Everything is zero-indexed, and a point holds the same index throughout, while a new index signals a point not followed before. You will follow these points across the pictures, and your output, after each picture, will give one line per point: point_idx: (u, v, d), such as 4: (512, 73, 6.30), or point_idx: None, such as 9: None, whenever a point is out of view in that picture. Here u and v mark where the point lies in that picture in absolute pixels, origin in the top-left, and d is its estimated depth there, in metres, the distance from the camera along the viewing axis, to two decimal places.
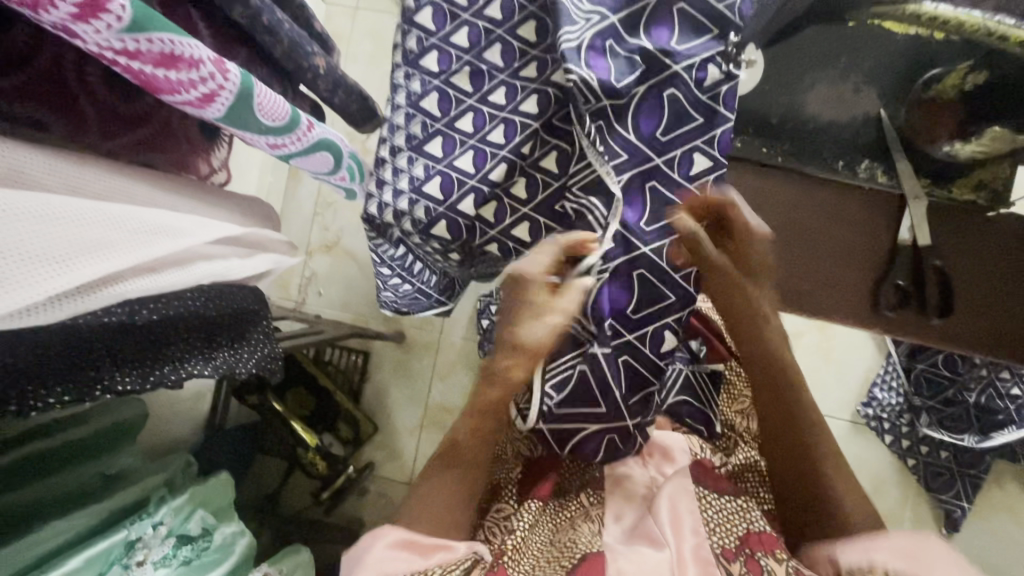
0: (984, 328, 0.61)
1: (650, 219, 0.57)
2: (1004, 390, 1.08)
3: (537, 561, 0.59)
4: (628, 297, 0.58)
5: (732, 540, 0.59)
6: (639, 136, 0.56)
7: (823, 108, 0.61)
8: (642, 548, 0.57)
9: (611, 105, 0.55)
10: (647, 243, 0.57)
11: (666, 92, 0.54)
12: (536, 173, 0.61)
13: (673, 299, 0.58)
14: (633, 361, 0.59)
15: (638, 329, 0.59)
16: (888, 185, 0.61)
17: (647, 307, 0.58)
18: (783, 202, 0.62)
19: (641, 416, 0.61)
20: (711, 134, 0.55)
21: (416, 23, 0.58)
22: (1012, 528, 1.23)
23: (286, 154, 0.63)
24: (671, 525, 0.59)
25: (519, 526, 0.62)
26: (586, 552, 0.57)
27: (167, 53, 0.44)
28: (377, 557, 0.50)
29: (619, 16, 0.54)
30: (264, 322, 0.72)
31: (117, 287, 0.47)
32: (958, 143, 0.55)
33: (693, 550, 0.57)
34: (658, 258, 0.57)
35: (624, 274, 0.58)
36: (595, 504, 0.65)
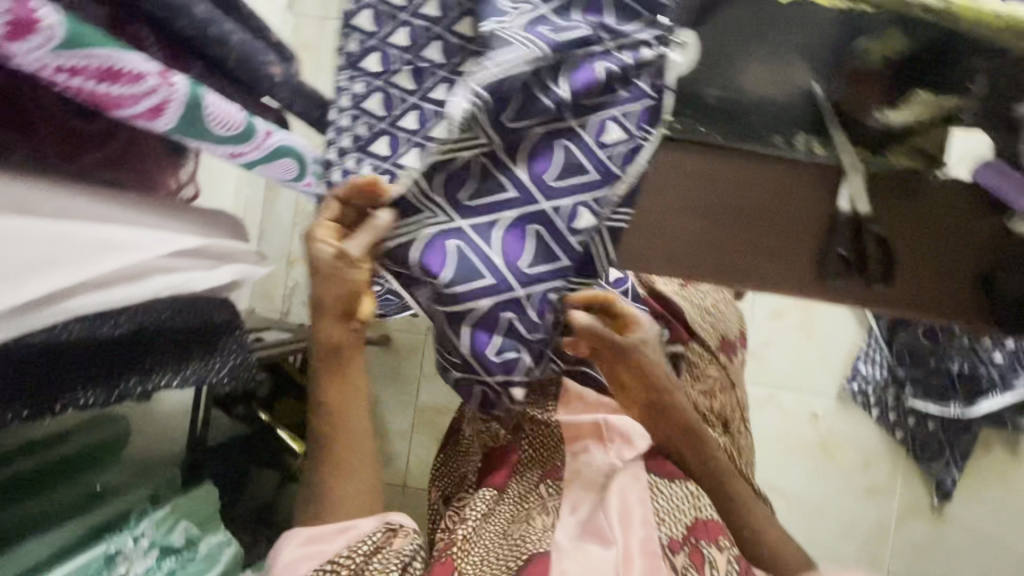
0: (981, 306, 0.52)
1: (558, 175, 0.53)
2: (986, 356, 1.10)
3: (489, 555, 0.64)
4: (520, 250, 0.55)
5: (679, 530, 0.67)
6: (569, 92, 0.51)
7: (765, 79, 0.52)
8: (593, 546, 0.63)
9: (550, 59, 0.50)
10: (547, 198, 0.54)
11: (597, 63, 0.51)
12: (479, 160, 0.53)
13: (569, 265, 0.55)
14: (517, 321, 0.56)
15: (526, 284, 0.55)
16: (829, 157, 0.52)
17: (540, 265, 0.55)
18: (728, 174, 0.51)
19: (505, 375, 0.58)
20: (630, 106, 0.52)
21: (357, 26, 0.60)
22: (1003, 494, 1.23)
23: (247, 164, 0.63)
24: (620, 520, 0.64)
25: (473, 516, 0.68)
26: (534, 552, 0.61)
27: (108, 68, 0.45)
28: (289, 556, 0.60)
29: (550, 8, 0.52)
30: (241, 330, 0.69)
31: (68, 302, 0.48)
32: (889, 109, 0.49)
33: (640, 543, 0.62)
34: (553, 215, 0.54)
35: (516, 228, 0.54)
36: (552, 496, 0.69)
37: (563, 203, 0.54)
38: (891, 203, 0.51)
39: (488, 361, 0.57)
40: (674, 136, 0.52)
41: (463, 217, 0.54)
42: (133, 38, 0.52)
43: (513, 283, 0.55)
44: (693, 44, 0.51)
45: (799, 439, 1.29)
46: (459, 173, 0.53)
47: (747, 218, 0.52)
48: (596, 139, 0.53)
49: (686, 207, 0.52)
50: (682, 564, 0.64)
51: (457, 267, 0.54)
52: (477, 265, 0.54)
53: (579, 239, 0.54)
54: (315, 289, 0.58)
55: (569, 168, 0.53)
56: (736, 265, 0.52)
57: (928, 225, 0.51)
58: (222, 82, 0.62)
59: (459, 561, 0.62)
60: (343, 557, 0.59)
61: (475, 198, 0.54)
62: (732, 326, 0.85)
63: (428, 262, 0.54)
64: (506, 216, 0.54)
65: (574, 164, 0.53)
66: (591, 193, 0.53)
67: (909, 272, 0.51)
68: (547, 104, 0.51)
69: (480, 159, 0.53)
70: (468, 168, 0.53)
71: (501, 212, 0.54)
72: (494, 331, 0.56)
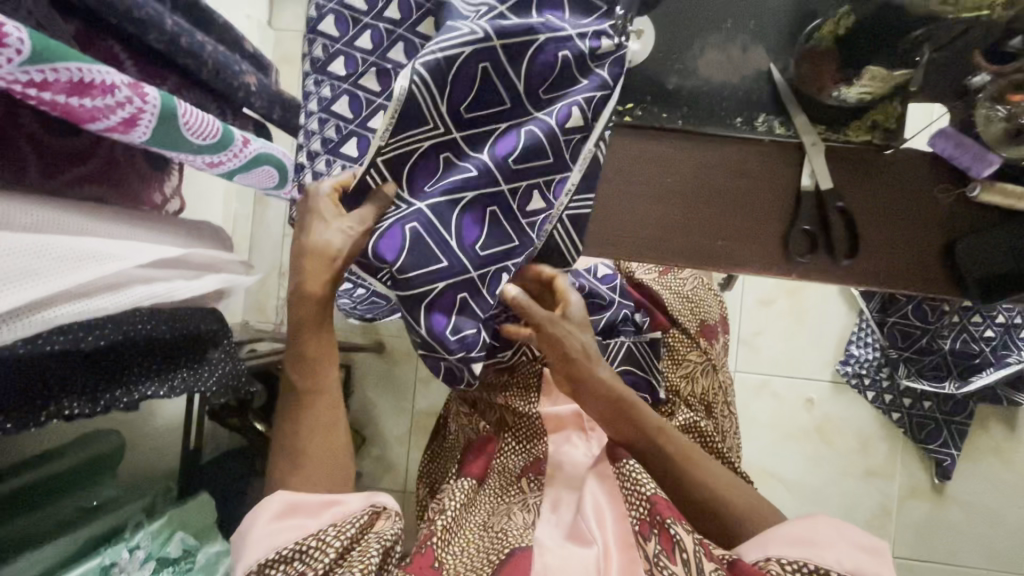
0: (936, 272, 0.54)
1: (517, 159, 0.51)
2: (978, 332, 1.07)
3: (469, 548, 0.65)
4: (476, 235, 0.53)
5: (643, 510, 0.61)
6: (526, 86, 0.51)
7: (716, 70, 0.54)
8: (575, 547, 0.63)
9: (500, 45, 0.49)
10: (505, 180, 0.52)
11: (559, 54, 0.50)
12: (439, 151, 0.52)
13: (517, 244, 0.54)
14: (471, 300, 0.54)
15: (480, 267, 0.54)
16: (786, 136, 0.54)
17: (496, 247, 0.54)
18: (687, 163, 0.55)
19: (465, 352, 0.55)
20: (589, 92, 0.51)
21: (320, 32, 0.60)
22: (1001, 470, 1.24)
23: (227, 172, 0.64)
24: (596, 518, 0.64)
25: (451, 506, 0.68)
26: (514, 549, 0.63)
27: (77, 81, 0.45)
28: (264, 531, 0.55)
29: (508, 5, 0.51)
30: (224, 342, 0.72)
31: (45, 313, 0.49)
32: (845, 87, 0.49)
33: (616, 537, 0.63)
34: (511, 198, 0.53)
35: (475, 209, 0.53)
36: (534, 492, 0.71)
37: (520, 187, 0.53)
38: (852, 180, 0.54)
39: (446, 341, 0.54)
40: (641, 125, 0.55)
41: (421, 200, 0.52)
42: (106, 54, 0.53)
43: (467, 265, 0.53)
44: (650, 32, 0.54)
45: (794, 426, 1.29)
46: (420, 163, 0.52)
47: (716, 204, 0.55)
48: (558, 125, 0.51)
49: (661, 198, 0.55)
50: (653, 552, 0.58)
51: (412, 251, 0.51)
52: (432, 248, 0.52)
53: (529, 222, 0.54)
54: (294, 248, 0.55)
55: (529, 150, 0.51)
56: (695, 246, 0.55)
57: (890, 200, 0.54)
58: (196, 94, 0.63)
59: (436, 555, 0.62)
60: (327, 534, 0.55)
61: (433, 184, 0.52)
62: (711, 311, 0.85)
63: (382, 245, 0.51)
64: (465, 197, 0.52)
65: (536, 149, 0.51)
66: (545, 178, 0.53)
67: (872, 248, 0.54)
68: (501, 94, 0.51)
69: (443, 153, 0.52)
70: (434, 159, 0.52)
71: (464, 193, 0.52)
72: (448, 312, 0.54)
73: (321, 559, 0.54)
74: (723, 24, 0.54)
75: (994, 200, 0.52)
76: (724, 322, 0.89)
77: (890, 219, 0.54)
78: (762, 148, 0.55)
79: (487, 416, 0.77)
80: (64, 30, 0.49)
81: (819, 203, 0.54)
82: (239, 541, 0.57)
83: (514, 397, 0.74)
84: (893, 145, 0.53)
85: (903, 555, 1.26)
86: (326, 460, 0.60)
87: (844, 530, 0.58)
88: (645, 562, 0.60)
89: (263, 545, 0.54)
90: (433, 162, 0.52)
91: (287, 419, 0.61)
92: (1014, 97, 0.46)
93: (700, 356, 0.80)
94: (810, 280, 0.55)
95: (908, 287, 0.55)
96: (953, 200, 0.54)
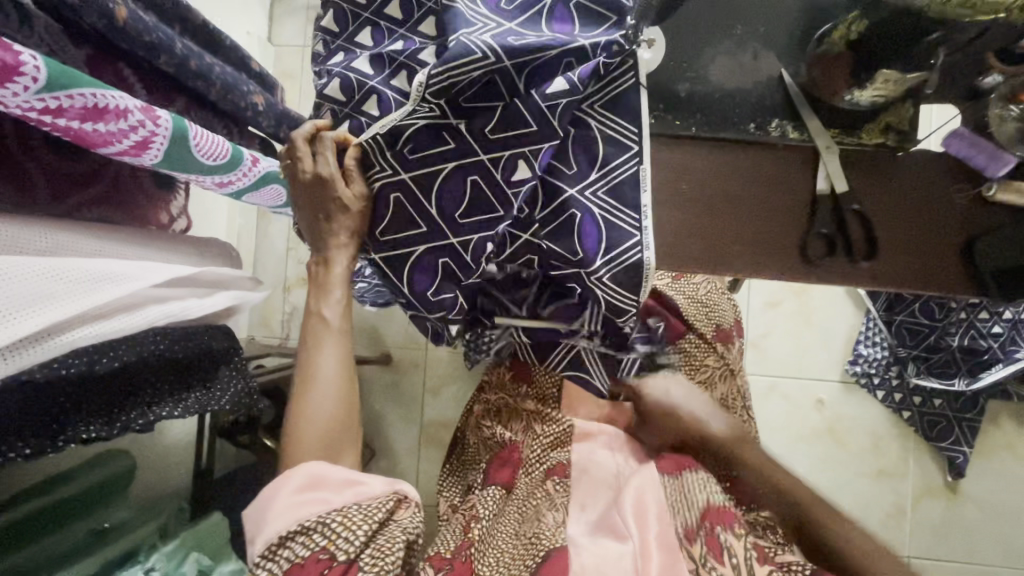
0: (950, 269, 0.55)
1: (495, 129, 0.53)
2: (986, 329, 1.06)
3: (503, 556, 0.65)
4: (458, 200, 0.56)
5: (693, 516, 0.63)
6: (529, 83, 0.51)
7: (727, 76, 0.55)
8: (607, 542, 0.63)
9: (511, 63, 0.49)
10: (487, 151, 0.54)
11: (563, 58, 0.50)
12: (439, 134, 0.54)
13: (501, 214, 0.55)
14: (451, 263, 0.58)
15: (460, 235, 0.57)
16: (801, 141, 0.54)
17: (478, 216, 0.56)
18: (703, 170, 0.55)
19: (443, 313, 0.62)
20: (570, 80, 0.50)
21: (324, 28, 0.61)
22: (1015, 464, 1.24)
23: (237, 190, 0.64)
24: (635, 518, 0.64)
25: (485, 514, 0.69)
26: (551, 550, 0.62)
27: (92, 107, 0.45)
28: (287, 502, 0.56)
29: (517, 22, 0.51)
30: (236, 360, 0.71)
31: (62, 337, 0.48)
32: (856, 90, 0.51)
33: (657, 537, 0.62)
34: (493, 168, 0.54)
35: (457, 180, 0.55)
36: (561, 493, 0.70)
37: (502, 156, 0.54)
38: (869, 180, 0.54)
39: (426, 301, 0.60)
40: (658, 133, 0.55)
41: (407, 170, 0.55)
42: (117, 77, 0.53)
43: (445, 232, 0.57)
44: (661, 42, 0.55)
45: (804, 427, 1.28)
46: (415, 137, 0.54)
47: (732, 208, 0.55)
48: (541, 94, 0.50)
49: (676, 203, 0.55)
50: (699, 554, 0.60)
51: (394, 220, 0.58)
52: (412, 215, 0.57)
53: (512, 191, 0.54)
54: (311, 209, 0.60)
55: (512, 124, 0.53)
56: (711, 250, 0.55)
57: (906, 201, 0.54)
58: (203, 113, 0.63)
59: (475, 562, 0.64)
60: (354, 513, 0.56)
61: (414, 151, 0.55)
62: (726, 315, 0.85)
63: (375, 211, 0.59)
64: (445, 169, 0.55)
65: (520, 120, 0.52)
66: (532, 147, 0.53)
67: (891, 247, 0.54)
68: (501, 91, 0.52)
69: (439, 133, 0.54)
70: (423, 132, 0.54)
71: (444, 163, 0.55)
72: (428, 274, 0.59)
73: (348, 539, 0.55)
74: (733, 31, 0.55)
75: (1008, 198, 0.52)
76: (738, 325, 0.88)
77: (907, 219, 0.54)
78: (776, 153, 0.55)
79: (509, 425, 0.78)
80: (74, 54, 0.49)
81: (835, 206, 0.54)
82: (255, 510, 0.57)
83: (533, 407, 0.76)
84: (907, 147, 0.54)
85: (918, 555, 1.24)
86: (334, 430, 0.62)
87: None
88: (688, 563, 0.60)
89: (288, 518, 0.55)
90: (432, 139, 0.54)
91: (303, 368, 0.62)
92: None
93: (717, 359, 0.80)
94: (827, 282, 0.55)
95: (924, 286, 0.55)
96: (970, 201, 0.54)
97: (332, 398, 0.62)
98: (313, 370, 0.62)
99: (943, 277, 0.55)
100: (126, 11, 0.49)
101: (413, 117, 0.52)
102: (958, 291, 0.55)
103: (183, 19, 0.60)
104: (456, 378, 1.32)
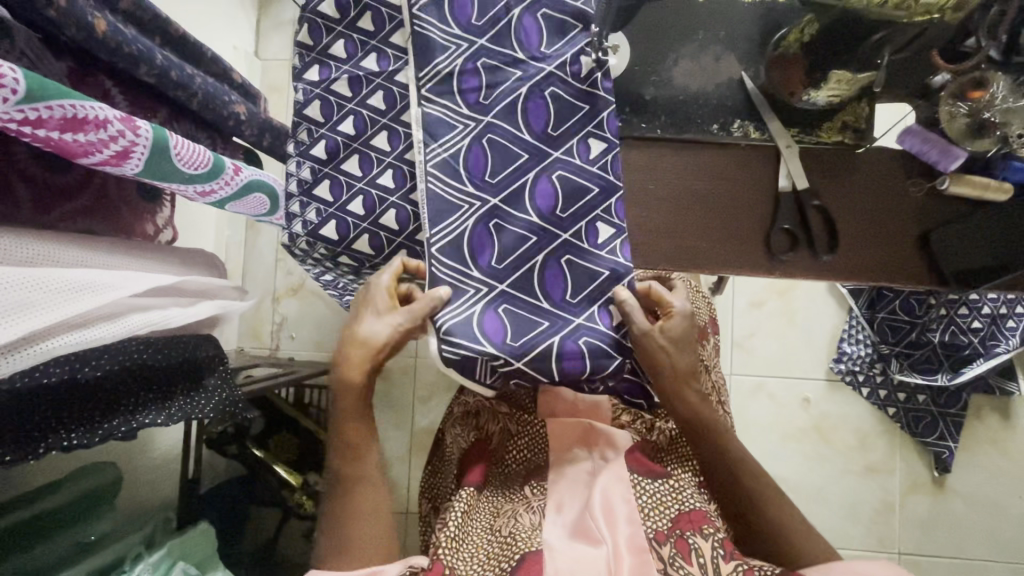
0: (905, 261, 0.57)
1: (562, 207, 0.56)
2: (966, 324, 1.08)
3: (478, 553, 0.62)
4: (562, 285, 0.56)
5: (665, 522, 0.62)
6: (532, 134, 0.56)
7: (690, 79, 0.57)
8: (582, 546, 0.60)
9: (488, 120, 0.55)
10: (566, 230, 0.56)
11: (547, 91, 0.55)
12: (492, 218, 0.55)
13: (607, 273, 0.56)
14: (592, 340, 0.56)
15: (582, 313, 0.57)
16: (761, 140, 0.57)
17: (585, 289, 0.57)
18: (669, 171, 0.57)
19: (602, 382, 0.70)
20: (597, 119, 0.55)
21: (299, 43, 0.62)
22: (1000, 459, 1.25)
23: (218, 200, 0.66)
24: (605, 519, 0.61)
25: (455, 516, 0.63)
26: (525, 553, 0.59)
27: (71, 117, 0.46)
28: None
29: (486, 40, 0.55)
30: (222, 368, 0.71)
31: (43, 344, 0.51)
32: (812, 91, 0.53)
33: (627, 539, 0.60)
34: (578, 241, 0.56)
35: (553, 266, 0.56)
36: (537, 495, 0.68)
37: (578, 228, 0.56)
38: (827, 177, 0.57)
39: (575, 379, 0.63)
40: (624, 136, 0.57)
41: (502, 281, 0.56)
42: (98, 90, 0.55)
43: (568, 317, 0.56)
44: (625, 47, 0.57)
45: (792, 426, 1.29)
46: (475, 240, 0.55)
47: (698, 206, 0.57)
48: (583, 159, 0.56)
49: (644, 203, 0.58)
50: (669, 555, 0.60)
51: (515, 327, 0.55)
52: (529, 315, 0.56)
53: (607, 251, 0.56)
54: (354, 326, 0.58)
55: (569, 195, 0.56)
56: (679, 247, 0.57)
57: (861, 196, 0.57)
58: (186, 125, 0.65)
59: (447, 562, 0.59)
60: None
61: (502, 260, 0.56)
62: (702, 313, 0.86)
63: (483, 328, 0.55)
64: (537, 262, 0.56)
65: (574, 187, 0.56)
66: (603, 206, 0.56)
67: (850, 244, 0.57)
68: (516, 149, 0.55)
69: (492, 222, 0.55)
70: (486, 229, 0.56)
71: (534, 257, 0.56)
72: (580, 357, 0.56)
73: None
74: (695, 36, 0.57)
75: (965, 190, 0.54)
76: (715, 323, 0.90)
77: (866, 216, 0.57)
78: (739, 152, 0.57)
79: (488, 427, 0.78)
80: (56, 68, 0.50)
81: (797, 203, 0.56)
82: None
83: (512, 409, 0.77)
84: (866, 144, 0.56)
85: (909, 551, 1.25)
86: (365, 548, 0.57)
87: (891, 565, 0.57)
88: (657, 565, 0.59)
89: None
90: (494, 232, 0.56)
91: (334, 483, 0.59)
92: (974, 94, 0.51)
93: None
94: (792, 277, 0.57)
95: (882, 278, 0.57)
96: (923, 193, 0.56)
97: (355, 513, 0.58)
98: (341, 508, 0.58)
99: (903, 271, 0.57)
100: (105, 25, 0.51)
101: (473, 220, 0.55)
102: (915, 285, 0.58)
103: (163, 32, 0.62)
104: (445, 384, 1.33)
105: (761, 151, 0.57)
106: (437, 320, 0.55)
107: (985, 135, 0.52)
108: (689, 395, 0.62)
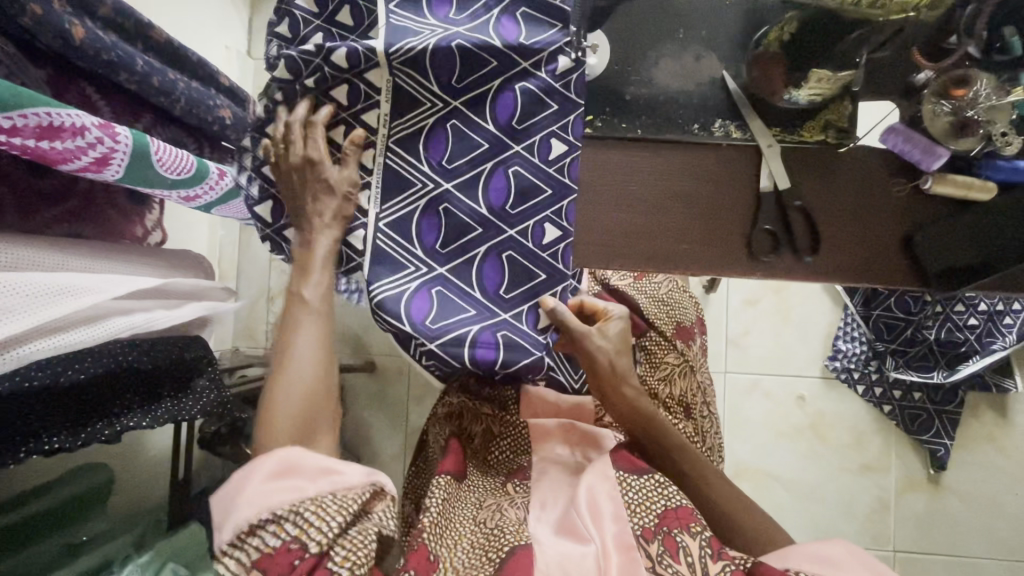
0: (888, 260, 0.56)
1: (512, 203, 0.56)
2: (962, 321, 1.07)
3: (466, 544, 0.62)
4: (498, 280, 0.57)
5: (651, 518, 0.61)
6: (495, 125, 0.56)
7: (672, 78, 0.57)
8: (568, 543, 0.60)
9: (460, 105, 0.56)
10: (512, 225, 0.56)
11: (518, 85, 0.55)
12: (439, 206, 0.57)
13: (542, 276, 0.57)
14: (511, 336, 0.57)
15: (512, 309, 0.58)
16: (743, 140, 0.56)
17: (519, 287, 0.57)
18: (650, 172, 0.57)
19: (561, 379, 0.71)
20: (564, 121, 0.55)
21: (278, 35, 0.57)
22: (996, 456, 1.24)
23: (204, 204, 0.66)
24: (592, 518, 0.60)
25: (433, 504, 0.62)
26: (514, 546, 0.59)
27: (47, 125, 0.45)
28: (258, 489, 0.51)
29: (464, 27, 0.54)
30: (210, 369, 0.71)
31: (19, 350, 0.50)
32: (794, 90, 0.52)
33: (614, 538, 0.58)
34: (523, 239, 0.57)
35: (492, 261, 0.57)
36: (521, 493, 0.68)
37: (525, 227, 0.56)
38: (809, 177, 0.56)
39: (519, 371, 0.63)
40: (604, 137, 0.57)
41: (442, 265, 0.57)
42: (80, 97, 0.54)
43: (497, 310, 0.57)
44: (605, 46, 0.57)
45: (788, 424, 1.28)
46: (421, 227, 0.57)
47: (679, 207, 0.57)
48: (543, 158, 0.56)
49: (625, 204, 0.57)
50: (656, 553, 0.58)
51: (442, 310, 0.56)
52: (460, 302, 0.57)
53: (549, 254, 0.57)
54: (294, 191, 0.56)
55: (522, 192, 0.56)
56: (661, 248, 0.57)
57: (844, 194, 0.56)
58: (172, 129, 0.65)
59: (430, 548, 0.58)
60: (328, 503, 0.52)
61: (446, 245, 0.57)
62: (688, 313, 0.86)
63: (411, 308, 0.56)
64: (480, 252, 0.57)
65: (529, 187, 0.56)
66: (553, 208, 0.56)
67: (833, 245, 0.56)
68: (477, 140, 0.56)
69: (442, 205, 0.56)
70: (434, 213, 0.57)
71: (476, 248, 0.57)
72: (496, 348, 0.56)
73: (321, 530, 0.51)
74: (675, 35, 0.57)
75: (949, 190, 0.54)
76: (702, 323, 0.90)
77: (849, 215, 0.56)
78: (720, 152, 0.57)
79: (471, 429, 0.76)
80: (36, 75, 0.50)
81: (779, 203, 0.56)
82: (221, 498, 0.53)
83: (495, 410, 0.76)
84: (846, 144, 0.56)
85: (904, 549, 1.25)
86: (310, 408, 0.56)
87: (867, 558, 0.57)
88: (646, 562, 0.57)
89: (257, 504, 0.51)
90: (441, 215, 0.57)
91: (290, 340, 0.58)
92: (956, 93, 0.51)
93: (677, 357, 0.81)
94: (777, 277, 0.57)
95: (865, 279, 0.57)
96: (908, 193, 0.56)
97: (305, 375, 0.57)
98: (286, 359, 0.57)
99: (886, 270, 0.56)
100: (84, 31, 0.51)
101: (428, 205, 0.57)
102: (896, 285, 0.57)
103: (147, 37, 0.61)
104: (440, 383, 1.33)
105: (744, 152, 0.56)
106: (372, 289, 0.56)
107: (969, 134, 0.52)
108: (628, 391, 0.67)
